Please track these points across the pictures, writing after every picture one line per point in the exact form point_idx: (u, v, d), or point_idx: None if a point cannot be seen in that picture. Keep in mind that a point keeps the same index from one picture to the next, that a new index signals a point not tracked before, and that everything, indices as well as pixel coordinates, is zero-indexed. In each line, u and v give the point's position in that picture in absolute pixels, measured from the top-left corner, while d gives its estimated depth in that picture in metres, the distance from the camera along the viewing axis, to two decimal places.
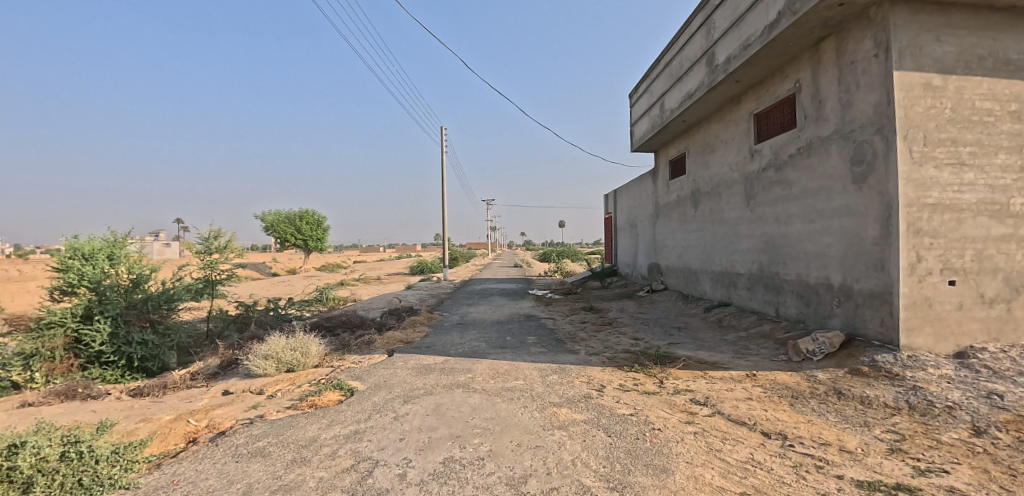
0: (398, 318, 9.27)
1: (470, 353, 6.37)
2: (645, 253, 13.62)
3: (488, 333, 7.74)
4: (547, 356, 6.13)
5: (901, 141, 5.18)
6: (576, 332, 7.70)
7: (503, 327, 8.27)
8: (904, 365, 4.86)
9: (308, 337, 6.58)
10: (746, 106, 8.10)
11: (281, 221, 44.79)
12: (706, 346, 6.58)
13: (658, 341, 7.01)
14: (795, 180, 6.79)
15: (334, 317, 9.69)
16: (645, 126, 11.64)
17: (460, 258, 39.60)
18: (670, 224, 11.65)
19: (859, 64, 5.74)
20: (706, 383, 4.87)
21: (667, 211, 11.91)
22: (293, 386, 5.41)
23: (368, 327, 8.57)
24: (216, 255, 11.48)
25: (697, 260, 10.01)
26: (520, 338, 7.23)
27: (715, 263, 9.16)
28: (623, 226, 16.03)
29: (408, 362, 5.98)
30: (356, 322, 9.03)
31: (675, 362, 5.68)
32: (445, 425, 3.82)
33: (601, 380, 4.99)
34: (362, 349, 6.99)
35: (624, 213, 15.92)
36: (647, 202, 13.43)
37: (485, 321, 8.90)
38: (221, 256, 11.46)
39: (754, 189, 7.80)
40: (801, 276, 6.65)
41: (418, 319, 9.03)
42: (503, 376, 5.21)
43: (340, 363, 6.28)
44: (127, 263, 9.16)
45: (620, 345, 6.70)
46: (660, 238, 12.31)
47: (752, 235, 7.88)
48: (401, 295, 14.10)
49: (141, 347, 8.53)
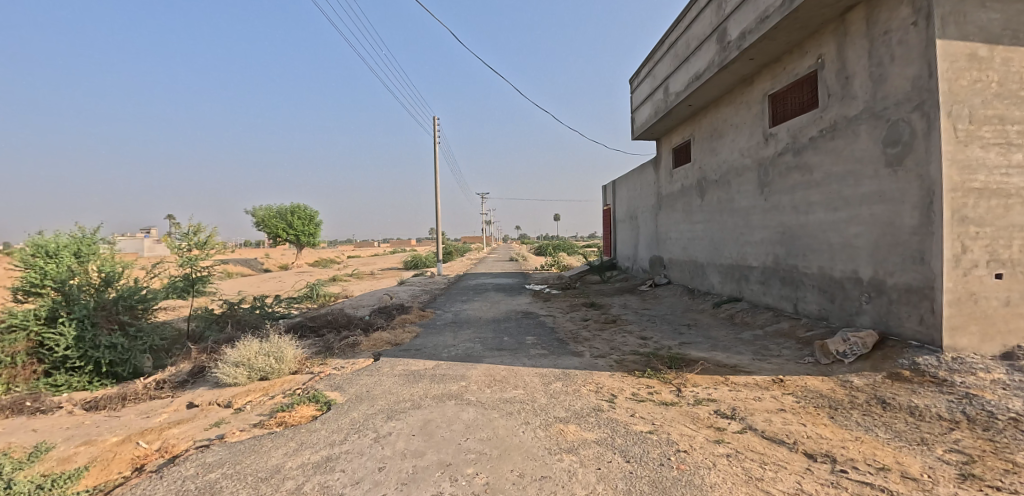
0: (387, 318, 8.65)
1: (464, 357, 5.79)
2: (646, 246, 13.07)
3: (483, 334, 7.14)
4: (549, 360, 5.56)
5: (945, 118, 4.63)
6: (578, 330, 7.12)
7: (499, 326, 7.66)
8: (950, 368, 4.34)
9: (285, 340, 5.97)
10: (760, 87, 7.53)
11: (271, 215, 43.84)
12: (721, 346, 6.03)
13: (669, 340, 6.45)
14: (817, 165, 6.24)
15: (319, 316, 9.05)
16: (648, 111, 11.04)
17: (454, 252, 38.88)
18: (673, 215, 11.09)
19: (893, 34, 5.16)
20: (730, 392, 4.31)
21: (670, 202, 11.35)
22: (265, 397, 4.82)
23: (354, 327, 7.97)
24: (196, 252, 10.75)
25: (703, 253, 9.46)
26: (518, 339, 6.64)
27: (724, 256, 8.62)
28: (623, 218, 15.46)
29: (394, 367, 5.39)
30: (341, 322, 8.43)
31: (691, 365, 5.12)
32: (433, 449, 3.24)
33: (612, 389, 4.42)
34: (346, 353, 6.39)
35: (624, 205, 15.32)
36: (648, 193, 12.86)
37: (479, 320, 8.28)
38: (202, 254, 10.74)
39: (768, 176, 7.25)
40: (825, 269, 6.12)
41: (408, 318, 8.41)
42: (501, 384, 4.62)
43: (320, 369, 5.69)
44: (97, 261, 8.49)
45: (627, 346, 6.12)
46: (663, 230, 11.75)
47: (765, 225, 7.35)
48: (392, 292, 13.50)
49: (109, 351, 7.81)
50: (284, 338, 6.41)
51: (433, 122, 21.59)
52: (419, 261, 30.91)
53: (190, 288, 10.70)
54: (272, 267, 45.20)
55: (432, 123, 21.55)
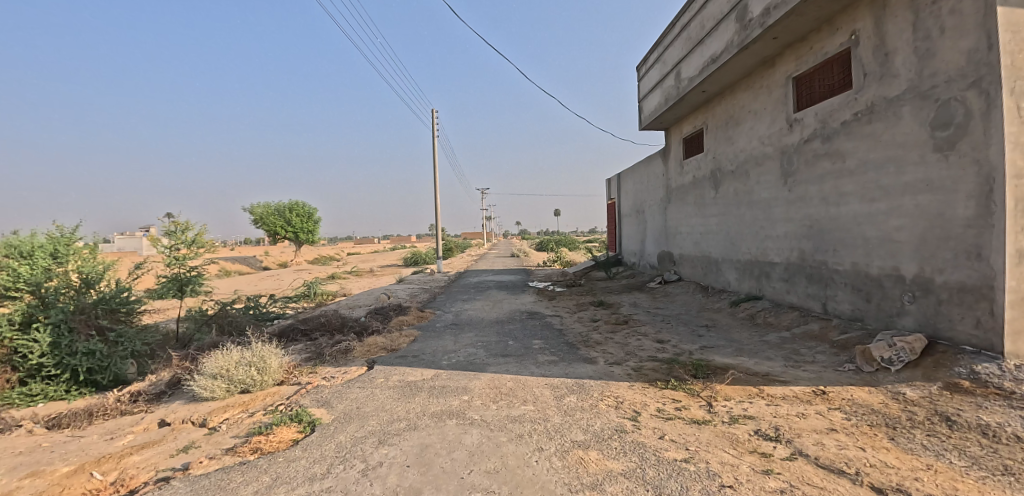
0: (384, 320, 8.14)
1: (465, 365, 5.27)
2: (654, 241, 12.55)
3: (486, 337, 6.62)
4: (559, 368, 5.04)
5: (1008, 96, 4.09)
6: (589, 333, 6.60)
7: (503, 328, 7.14)
8: (1017, 379, 3.83)
9: (270, 348, 5.45)
10: (783, 69, 6.97)
11: (269, 212, 43.24)
12: (746, 350, 5.51)
13: (688, 343, 5.93)
14: (851, 151, 5.70)
15: (312, 318, 8.54)
16: (657, 100, 10.48)
17: (454, 248, 38.33)
18: (684, 209, 10.56)
19: (943, 3, 4.62)
20: (768, 408, 3.80)
21: (680, 194, 10.81)
22: (243, 414, 4.31)
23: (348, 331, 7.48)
24: (185, 252, 10.22)
25: (718, 248, 8.94)
26: (525, 343, 6.12)
27: (742, 251, 8.10)
28: (628, 212, 14.92)
29: (389, 378, 4.87)
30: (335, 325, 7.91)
31: (719, 374, 4.61)
32: (430, 486, 2.73)
33: (634, 404, 3.91)
34: (337, 360, 5.87)
35: (630, 198, 14.78)
36: (656, 186, 12.31)
37: (482, 321, 7.76)
38: (191, 253, 10.21)
39: (793, 165, 6.71)
40: (859, 266, 5.61)
41: (406, 320, 7.89)
42: (508, 398, 4.11)
43: (309, 379, 5.17)
44: (75, 262, 8.01)
45: (644, 350, 5.60)
46: (673, 224, 11.22)
47: (790, 218, 6.82)
48: (391, 290, 12.99)
49: (87, 358, 7.25)
50: (271, 344, 5.89)
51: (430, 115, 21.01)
52: (419, 258, 30.40)
53: (179, 289, 10.17)
54: (271, 265, 44.67)
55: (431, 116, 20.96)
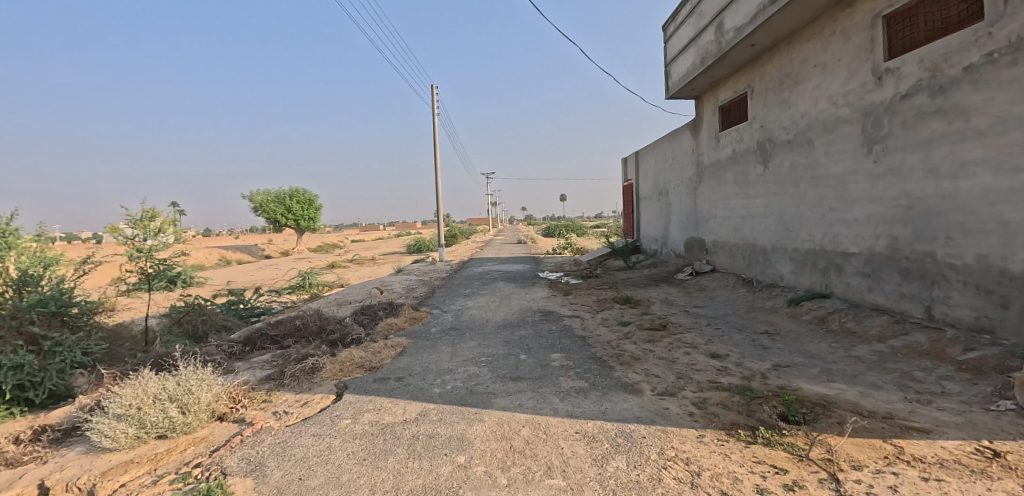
0: (371, 323, 6.84)
1: (465, 394, 3.92)
2: (680, 227, 11.08)
3: (491, 348, 5.26)
4: (591, 399, 3.70)
5: None
6: (621, 343, 5.22)
7: (511, 335, 5.78)
8: None
9: (206, 374, 4.15)
10: (870, 7, 5.49)
11: (268, 199, 41.90)
12: (838, 372, 4.16)
13: (755, 358, 4.57)
14: (981, 106, 4.31)
15: (286, 320, 7.26)
16: (688, 61, 8.86)
17: (459, 235, 36.89)
18: (718, 189, 9.06)
19: None
20: (930, 488, 2.46)
21: (713, 172, 9.33)
22: (146, 479, 3.05)
23: (323, 339, 6.19)
24: (152, 242, 8.82)
25: (766, 234, 7.50)
26: (541, 359, 4.76)
27: (800, 239, 6.68)
28: (649, 194, 13.41)
29: (359, 418, 3.54)
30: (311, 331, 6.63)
31: (822, 417, 3.26)
32: None
33: (718, 477, 2.56)
34: (300, 383, 4.55)
35: (650, 179, 13.26)
36: (683, 163, 10.79)
37: (486, 324, 6.41)
38: (158, 243, 8.84)
39: (884, 128, 5.28)
40: (989, 259, 4.25)
41: (395, 323, 6.55)
42: (525, 461, 2.78)
43: (255, 416, 3.89)
44: (14, 257, 6.72)
45: (701, 371, 4.24)
46: (704, 207, 9.76)
47: (875, 197, 5.41)
48: (385, 283, 11.62)
49: (13, 373, 5.61)
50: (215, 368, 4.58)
51: (431, 91, 19.44)
52: (422, 245, 29.18)
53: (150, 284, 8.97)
54: (272, 253, 43.54)
55: (432, 93, 19.40)
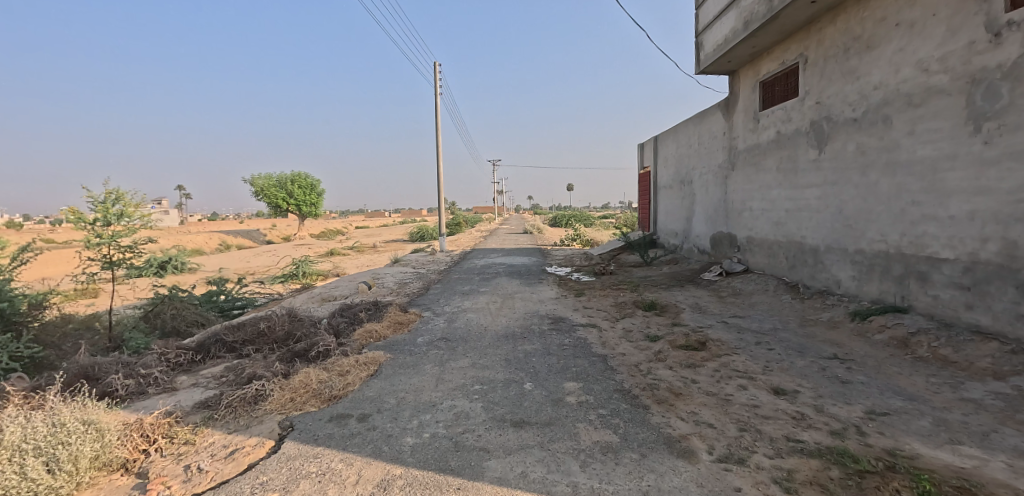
0: (347, 328, 5.79)
1: (447, 449, 2.83)
2: (705, 220, 9.88)
3: (487, 370, 4.16)
4: (626, 467, 2.60)
5: None
6: (653, 369, 4.11)
7: (512, 351, 4.66)
8: None
9: (101, 418, 3.15)
10: None
11: (269, 183, 40.91)
12: (963, 429, 3.04)
13: (836, 400, 3.45)
14: None
15: (249, 322, 6.24)
16: (725, 27, 7.56)
17: (463, 222, 35.77)
18: (756, 177, 7.82)
19: None
20: None
21: (748, 158, 8.09)
22: None
23: (285, 351, 5.16)
24: (119, 227, 7.55)
25: (819, 231, 6.31)
26: (551, 391, 3.66)
27: (868, 239, 5.49)
28: (669, 183, 12.16)
29: (292, 491, 2.48)
30: (275, 339, 5.66)
31: None
32: None
33: None
34: (237, 416, 3.57)
35: (671, 167, 11.98)
36: (711, 148, 9.54)
37: (483, 334, 5.29)
38: (126, 227, 7.58)
39: (1003, 100, 4.06)
40: None
41: (374, 330, 5.50)
42: None
43: (163, 473, 2.90)
44: None
45: (770, 420, 3.12)
46: (736, 198, 8.54)
47: (986, 189, 4.22)
48: (376, 276, 10.55)
49: None
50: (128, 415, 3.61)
51: (433, 69, 18.16)
52: (425, 233, 28.13)
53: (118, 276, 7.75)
54: (273, 239, 42.69)
55: (434, 70, 18.11)
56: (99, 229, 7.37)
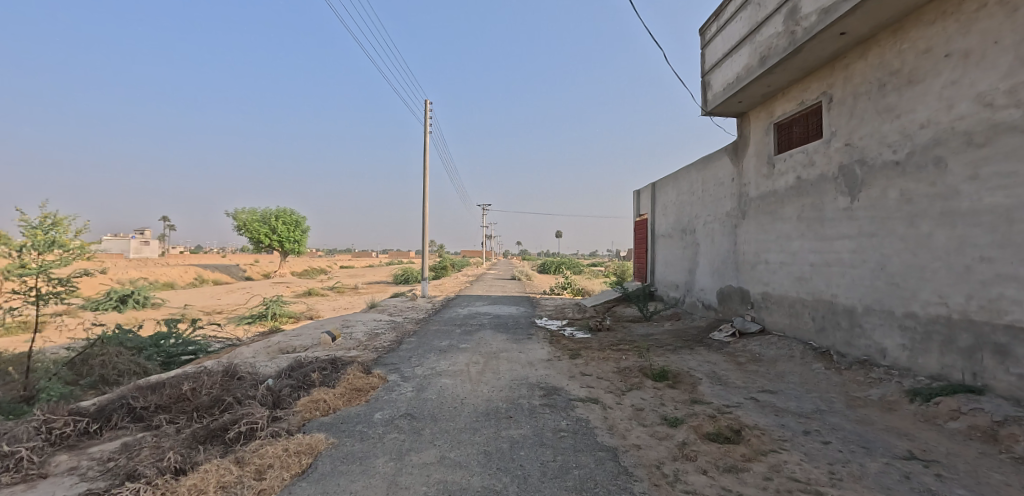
0: (290, 396, 4.56)
1: None
2: (710, 273, 9.09)
3: (459, 471, 3.05)
4: None
5: None
6: (680, 474, 3.05)
7: (492, 439, 3.56)
8: None
9: None
10: None
11: (253, 218, 39.73)
12: None
13: None
14: None
15: (173, 379, 4.89)
16: (738, 65, 7.23)
17: (449, 265, 34.79)
18: (772, 227, 7.18)
19: None
20: None
21: (761, 206, 7.50)
22: None
23: (203, 426, 3.89)
24: (50, 257, 5.72)
25: (855, 290, 5.56)
26: None
27: (922, 302, 4.77)
28: (668, 232, 11.48)
29: None
30: (195, 410, 4.34)
31: None
32: None
33: None
34: None
35: (670, 215, 11.35)
36: (716, 195, 8.98)
37: (458, 410, 4.19)
38: (60, 259, 5.75)
39: None
40: None
41: (320, 400, 4.30)
42: None
43: None
44: None
45: None
46: (748, 250, 7.83)
47: None
48: (346, 324, 9.39)
49: None
50: None
51: (425, 107, 17.86)
52: (408, 275, 27.05)
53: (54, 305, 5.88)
54: (252, 276, 40.89)
55: (425, 109, 17.79)
56: (22, 258, 5.52)
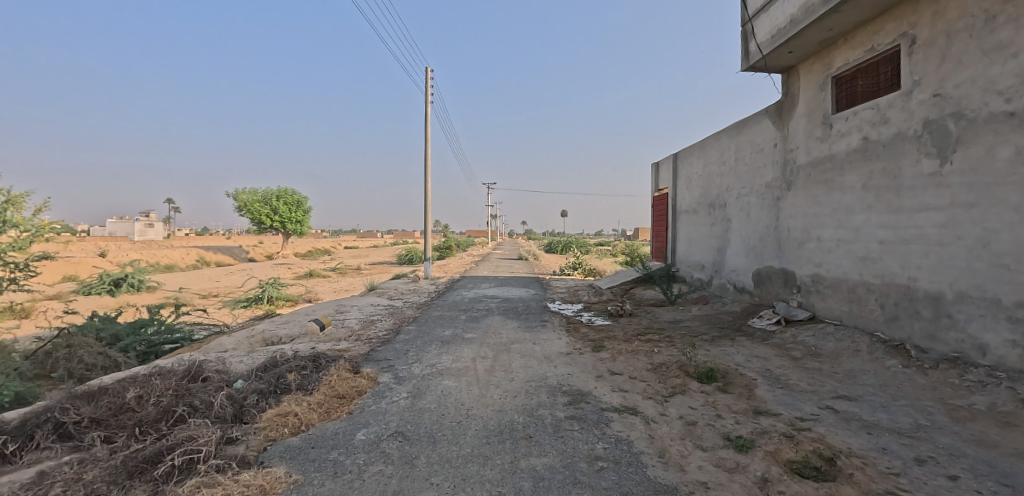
0: (255, 406, 3.69)
1: None
2: (745, 252, 8.11)
3: None
4: None
5: None
6: None
7: (511, 473, 2.69)
8: None
9: None
10: None
11: (254, 198, 38.90)
12: None
13: None
14: None
15: (119, 384, 4.04)
16: (793, 5, 6.09)
17: (454, 245, 33.92)
18: (827, 198, 6.15)
19: None
20: None
21: (813, 174, 6.45)
22: None
23: (135, 451, 3.01)
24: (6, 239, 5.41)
25: (945, 273, 4.59)
26: None
27: None
28: (693, 207, 10.43)
29: None
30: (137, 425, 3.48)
31: None
32: None
33: None
34: None
35: (696, 188, 10.28)
36: (754, 164, 7.93)
37: (463, 426, 3.31)
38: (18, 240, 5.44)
39: None
40: None
41: (289, 414, 3.42)
42: None
43: None
44: None
45: None
46: (794, 226, 6.83)
47: None
48: (341, 309, 8.55)
49: None
50: None
51: (425, 74, 16.68)
52: (412, 254, 26.32)
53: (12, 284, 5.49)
54: (255, 256, 40.32)
55: (426, 77, 16.60)
56: None
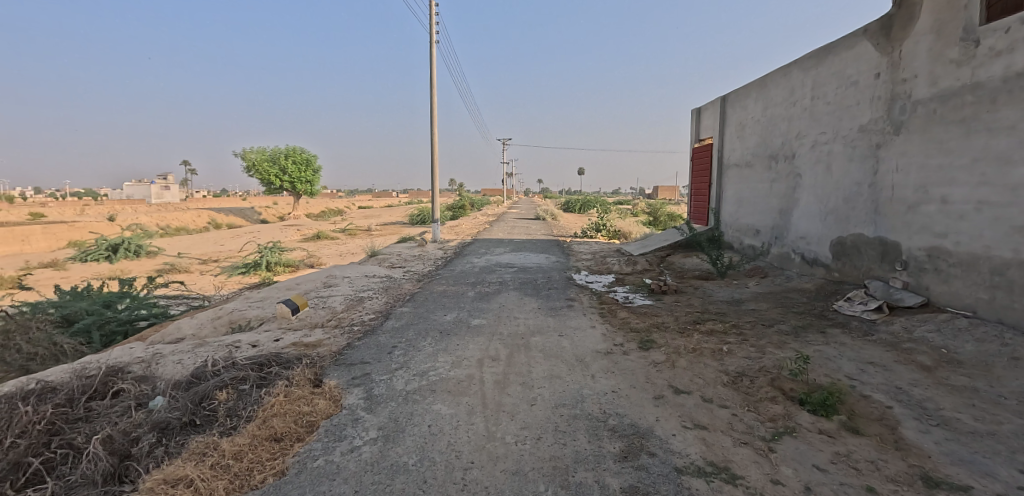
0: (146, 459, 2.43)
1: None
2: (822, 215, 6.48)
3: None
4: None
5: None
6: None
7: None
8: None
9: None
10: None
11: (263, 157, 37.65)
12: None
13: None
14: None
15: None
16: None
17: (468, 206, 32.49)
18: (964, 144, 4.48)
19: None
20: None
21: (940, 112, 4.75)
22: None
23: None
24: None
25: None
26: None
27: None
28: (746, 160, 8.71)
29: None
30: None
31: None
32: None
33: None
34: None
35: (751, 136, 8.52)
36: (841, 101, 6.17)
37: None
38: None
39: None
40: None
41: (179, 484, 2.15)
42: None
43: None
44: None
45: None
46: (901, 181, 5.19)
47: None
48: (330, 282, 7.31)
49: None
50: None
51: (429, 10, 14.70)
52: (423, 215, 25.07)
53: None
54: (267, 217, 39.58)
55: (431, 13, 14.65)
56: None
